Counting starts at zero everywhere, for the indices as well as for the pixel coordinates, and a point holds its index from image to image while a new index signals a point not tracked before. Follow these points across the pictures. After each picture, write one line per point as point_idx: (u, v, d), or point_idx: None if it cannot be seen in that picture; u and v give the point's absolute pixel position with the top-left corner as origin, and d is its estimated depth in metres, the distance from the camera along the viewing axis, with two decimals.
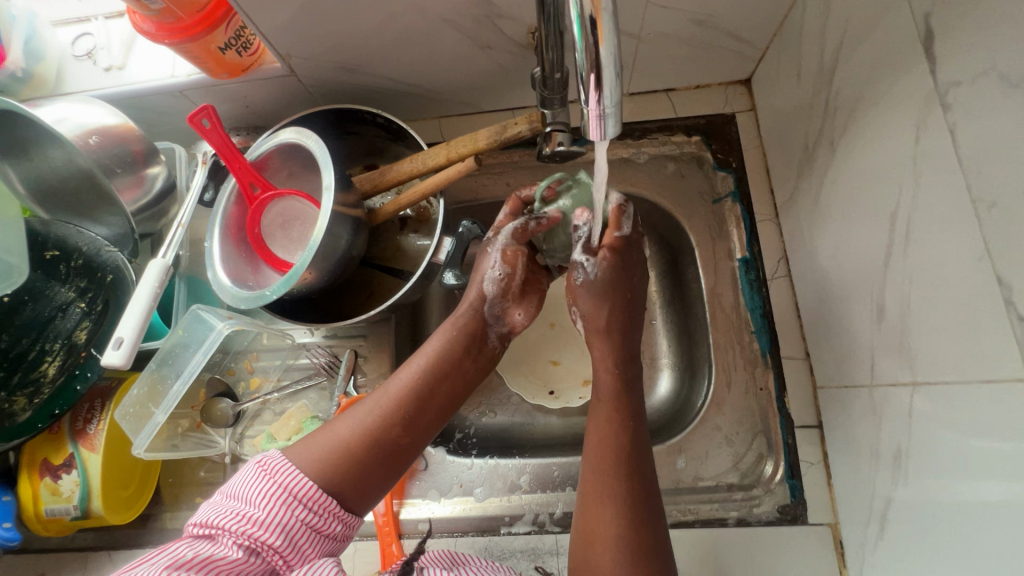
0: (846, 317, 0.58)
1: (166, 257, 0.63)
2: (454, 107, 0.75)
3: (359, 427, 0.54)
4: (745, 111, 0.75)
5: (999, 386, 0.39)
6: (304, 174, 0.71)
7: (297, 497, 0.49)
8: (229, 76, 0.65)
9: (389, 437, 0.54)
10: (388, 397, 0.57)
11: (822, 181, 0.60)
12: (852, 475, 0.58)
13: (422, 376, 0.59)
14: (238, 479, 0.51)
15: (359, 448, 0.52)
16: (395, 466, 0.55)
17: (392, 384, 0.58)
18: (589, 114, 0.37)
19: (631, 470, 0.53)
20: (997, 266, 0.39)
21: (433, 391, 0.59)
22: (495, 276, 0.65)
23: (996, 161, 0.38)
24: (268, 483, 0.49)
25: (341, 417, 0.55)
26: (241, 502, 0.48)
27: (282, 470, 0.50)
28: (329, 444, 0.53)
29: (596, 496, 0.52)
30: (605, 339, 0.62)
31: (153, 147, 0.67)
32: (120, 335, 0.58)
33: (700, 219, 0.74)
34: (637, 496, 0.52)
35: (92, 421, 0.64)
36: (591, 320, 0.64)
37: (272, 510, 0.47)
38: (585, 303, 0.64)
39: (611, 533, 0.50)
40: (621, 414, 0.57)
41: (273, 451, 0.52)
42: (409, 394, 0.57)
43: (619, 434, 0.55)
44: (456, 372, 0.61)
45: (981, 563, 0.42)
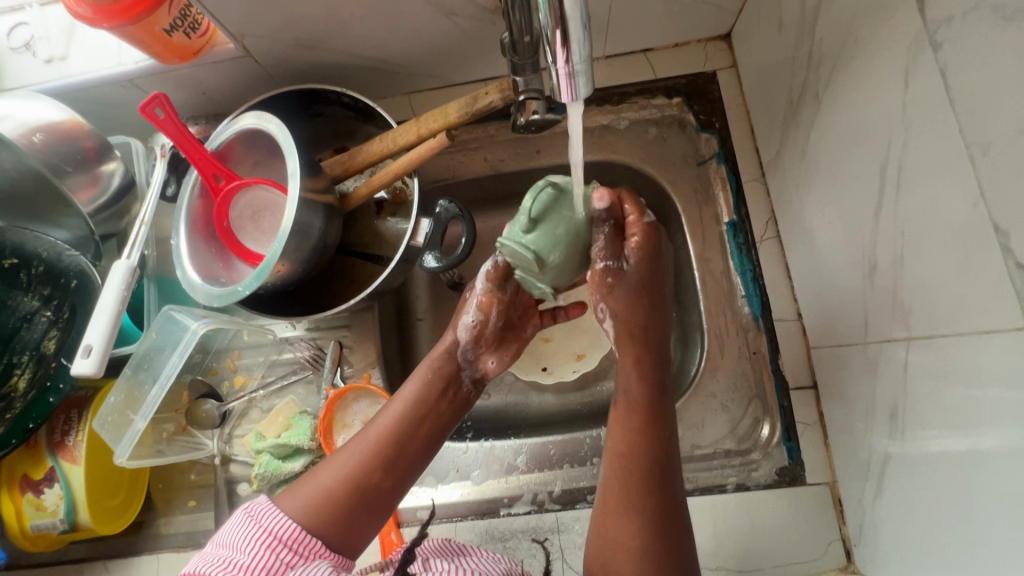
0: (838, 275, 0.56)
1: (130, 258, 0.59)
2: (423, 81, 0.72)
3: (342, 472, 0.54)
4: (726, 67, 0.72)
5: (996, 336, 0.38)
6: (270, 161, 0.67)
7: (283, 541, 0.48)
8: (180, 60, 0.61)
9: (372, 480, 0.55)
10: (370, 442, 0.56)
11: (808, 137, 0.58)
12: (849, 433, 0.58)
13: (404, 416, 0.58)
14: (225, 528, 0.49)
15: (344, 494, 0.53)
16: (381, 509, 0.55)
17: (372, 428, 0.58)
18: (558, 74, 0.35)
19: (657, 470, 0.52)
20: (993, 212, 0.37)
21: (413, 433, 0.58)
22: (469, 322, 0.63)
23: (992, 101, 0.36)
24: (255, 528, 0.48)
25: (325, 466, 0.55)
26: (229, 549, 0.47)
27: (267, 514, 0.49)
28: (316, 492, 0.53)
29: (618, 503, 0.51)
30: (634, 342, 0.59)
31: (105, 143, 0.63)
32: (89, 343, 0.55)
33: (685, 184, 0.72)
34: (660, 493, 0.51)
35: (70, 432, 0.62)
36: (625, 318, 0.60)
37: (258, 554, 0.46)
38: (615, 301, 0.60)
39: (634, 543, 0.49)
40: (652, 420, 0.55)
41: (261, 498, 0.52)
42: (390, 436, 0.57)
43: (651, 440, 0.54)
44: (438, 410, 0.60)
45: (980, 514, 0.41)
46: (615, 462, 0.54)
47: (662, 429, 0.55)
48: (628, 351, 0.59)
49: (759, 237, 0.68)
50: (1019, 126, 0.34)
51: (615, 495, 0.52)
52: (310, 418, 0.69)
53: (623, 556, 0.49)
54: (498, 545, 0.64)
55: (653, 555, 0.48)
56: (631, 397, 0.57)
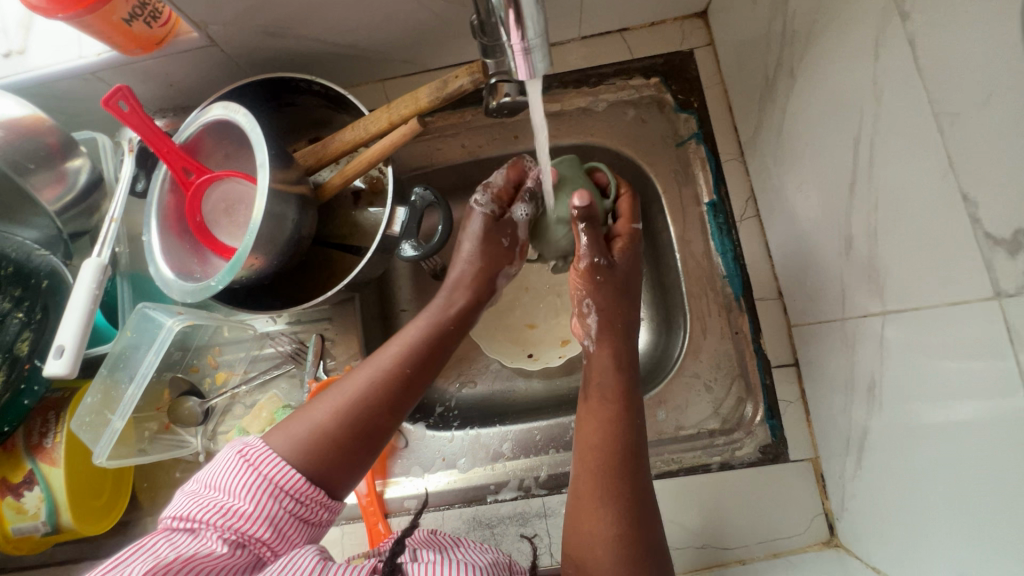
0: (816, 252, 0.56)
1: (102, 256, 0.58)
2: (396, 67, 0.70)
3: (340, 413, 0.51)
4: (703, 46, 0.71)
5: (968, 307, 0.38)
6: (241, 153, 0.66)
7: (285, 489, 0.47)
8: (143, 51, 0.59)
9: (374, 418, 0.52)
10: (369, 384, 0.53)
11: (784, 113, 0.58)
12: (829, 409, 0.58)
13: (404, 360, 0.55)
14: (217, 467, 0.48)
15: (342, 435, 0.50)
16: (376, 448, 0.53)
17: (369, 369, 0.54)
18: (514, 51, 0.36)
19: (631, 460, 0.52)
20: (961, 182, 0.37)
21: (414, 376, 0.55)
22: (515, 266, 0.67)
23: (959, 70, 0.36)
24: (253, 475, 0.46)
25: (319, 400, 0.53)
26: (223, 494, 0.46)
27: (265, 461, 0.48)
28: (312, 429, 0.50)
29: (594, 492, 0.51)
30: (609, 342, 0.59)
31: (70, 139, 0.61)
32: (61, 344, 0.55)
33: (665, 165, 0.72)
34: (632, 481, 0.51)
35: (48, 434, 0.61)
36: (602, 320, 0.60)
37: (260, 504, 0.45)
38: (600, 297, 0.61)
39: (608, 533, 0.49)
40: (626, 415, 0.54)
41: (254, 438, 0.50)
42: (393, 376, 0.54)
43: (624, 434, 0.53)
44: (439, 353, 0.58)
45: (956, 481, 0.42)
46: (596, 459, 0.52)
47: (635, 422, 0.54)
48: (608, 355, 0.58)
49: (739, 216, 0.68)
50: (985, 94, 0.34)
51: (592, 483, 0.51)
52: (293, 412, 0.69)
53: (599, 547, 0.48)
54: (486, 532, 0.64)
55: (627, 546, 0.48)
56: (603, 393, 0.56)
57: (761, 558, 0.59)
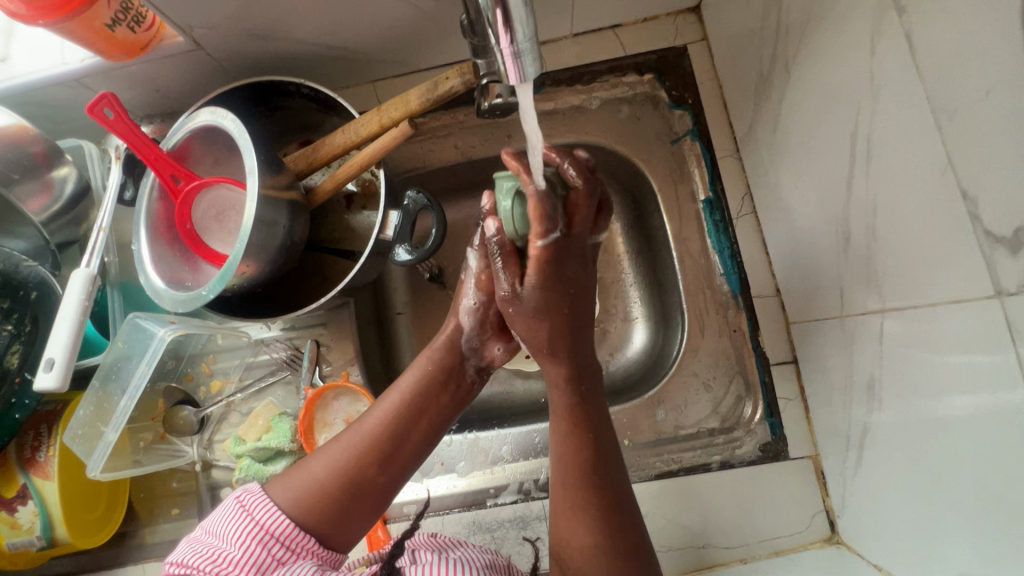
0: (813, 249, 0.56)
1: (90, 266, 0.57)
2: (386, 68, 0.69)
3: (335, 465, 0.52)
4: (696, 41, 0.70)
5: (967, 305, 0.38)
6: (230, 158, 0.65)
7: (274, 535, 0.47)
8: (127, 56, 0.58)
9: (364, 473, 0.53)
10: (366, 435, 0.54)
11: (780, 108, 0.57)
12: (829, 406, 0.58)
13: (402, 410, 0.56)
14: (217, 515, 0.50)
15: (336, 487, 0.51)
16: (374, 504, 0.53)
17: (366, 421, 0.55)
18: (504, 55, 0.35)
19: (602, 459, 0.51)
20: (960, 179, 0.36)
21: (412, 427, 0.56)
22: (471, 306, 0.60)
23: (957, 64, 0.35)
24: (246, 521, 0.48)
25: (317, 457, 0.54)
26: (218, 540, 0.47)
27: (259, 506, 0.49)
28: (306, 487, 0.51)
29: (565, 505, 0.50)
30: (555, 358, 0.54)
31: (55, 147, 0.60)
32: (51, 356, 0.54)
33: (660, 162, 0.71)
34: (603, 484, 0.50)
35: (40, 448, 0.60)
36: (530, 342, 0.55)
37: (248, 548, 0.46)
38: (521, 326, 0.54)
39: (584, 540, 0.48)
40: (581, 427, 0.52)
41: (254, 486, 0.52)
42: (390, 426, 0.55)
43: (586, 446, 0.51)
44: (438, 399, 0.58)
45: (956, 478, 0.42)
46: (561, 478, 0.51)
47: (591, 434, 0.52)
48: (559, 366, 0.54)
49: (735, 213, 0.67)
50: (984, 90, 0.34)
51: (562, 498, 0.50)
52: (290, 419, 0.68)
53: (576, 557, 0.48)
54: (486, 536, 0.64)
55: (609, 556, 0.47)
56: (557, 408, 0.54)
57: (763, 556, 0.59)
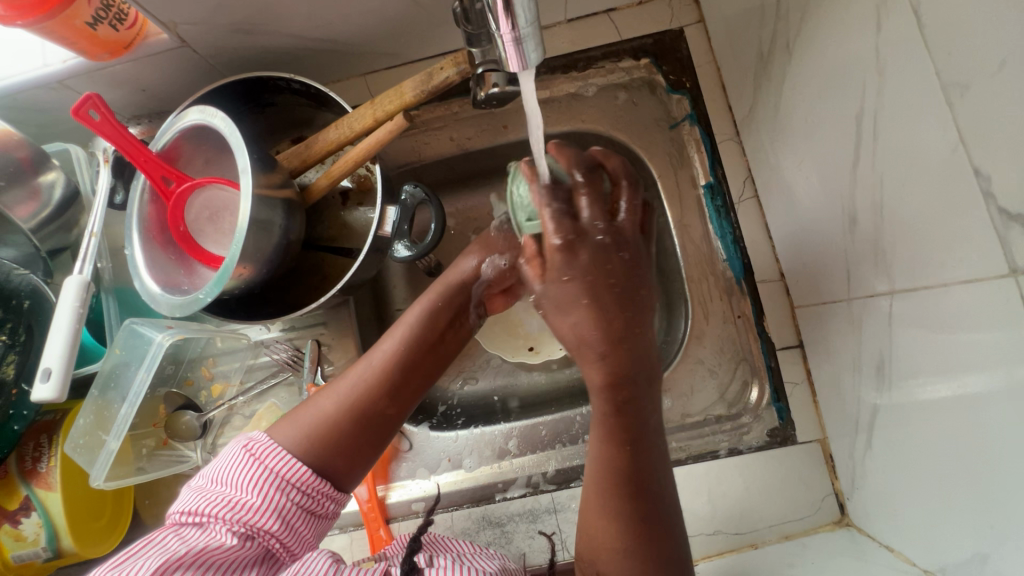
0: (820, 230, 0.55)
1: (83, 272, 0.56)
2: (377, 60, 0.68)
3: (341, 402, 0.52)
4: (693, 23, 0.68)
5: (980, 284, 0.39)
6: (221, 158, 0.63)
7: (292, 480, 0.47)
8: (111, 56, 0.56)
9: (372, 407, 0.53)
10: (372, 371, 0.54)
11: (782, 89, 0.56)
12: (837, 389, 0.57)
13: (403, 348, 0.56)
14: (221, 462, 0.48)
15: (346, 424, 0.51)
16: (378, 439, 0.53)
17: (372, 358, 0.55)
18: (505, 41, 0.35)
19: (635, 481, 0.49)
20: (972, 157, 0.37)
21: (415, 363, 0.56)
22: (498, 263, 0.59)
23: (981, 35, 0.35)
24: (258, 469, 0.47)
25: (322, 394, 0.53)
26: (228, 488, 0.47)
27: (271, 455, 0.48)
28: (313, 423, 0.50)
29: (596, 501, 0.50)
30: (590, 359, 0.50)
31: (41, 152, 0.59)
32: (48, 366, 0.53)
33: (659, 149, 0.70)
34: (635, 502, 0.48)
35: (42, 458, 0.59)
36: (571, 343, 0.51)
37: (267, 496, 0.46)
38: (562, 328, 0.51)
39: (619, 544, 0.48)
40: (613, 438, 0.49)
41: (259, 433, 0.50)
42: (394, 364, 0.55)
43: (613, 457, 0.49)
44: (437, 338, 0.59)
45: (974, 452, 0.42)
46: (598, 476, 0.50)
47: (622, 448, 0.49)
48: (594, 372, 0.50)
49: (737, 198, 0.66)
50: (998, 61, 0.34)
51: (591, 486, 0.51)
52: None
53: (608, 554, 0.48)
54: (496, 530, 0.63)
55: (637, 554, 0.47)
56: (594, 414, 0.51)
57: (774, 540, 0.59)
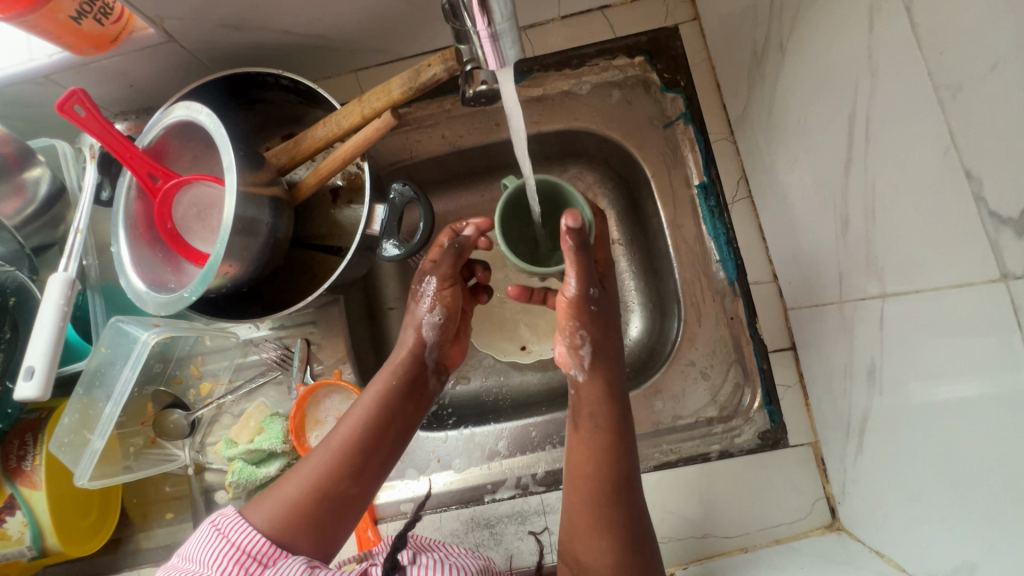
0: (813, 232, 0.54)
1: (68, 270, 0.56)
2: (368, 56, 0.67)
3: (306, 481, 0.51)
4: (688, 21, 0.67)
5: (972, 289, 0.38)
6: (209, 155, 0.63)
7: (252, 555, 0.44)
8: (97, 49, 0.55)
9: (337, 486, 0.51)
10: (334, 451, 0.53)
11: (775, 91, 0.56)
12: (828, 392, 0.57)
13: (365, 425, 0.55)
14: (190, 542, 0.45)
15: (310, 499, 0.50)
16: (346, 517, 0.51)
17: (336, 434, 0.54)
18: (481, 38, 0.36)
19: (623, 489, 0.52)
20: (964, 158, 0.37)
21: (381, 435, 0.55)
22: (434, 321, 0.63)
23: (976, 39, 0.35)
24: (222, 542, 0.44)
25: (289, 476, 0.52)
26: (194, 566, 0.43)
27: (236, 527, 0.45)
28: (278, 503, 0.49)
29: (591, 529, 0.51)
30: (603, 361, 0.58)
31: (26, 148, 0.59)
32: (30, 364, 0.52)
33: (652, 147, 0.68)
34: (625, 504, 0.51)
35: (26, 457, 0.59)
36: (596, 346, 0.58)
37: (226, 571, 0.42)
38: (594, 328, 0.59)
39: (607, 564, 0.49)
40: (618, 439, 0.54)
41: (229, 510, 0.48)
42: (357, 441, 0.54)
43: (610, 455, 0.53)
44: (401, 411, 0.58)
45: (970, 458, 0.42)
46: (586, 486, 0.53)
47: (627, 446, 0.54)
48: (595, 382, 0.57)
49: (731, 198, 0.65)
50: (989, 64, 0.34)
51: (585, 491, 0.53)
52: (282, 419, 0.66)
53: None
54: (485, 532, 0.63)
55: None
56: (597, 426, 0.55)
57: (765, 545, 0.58)
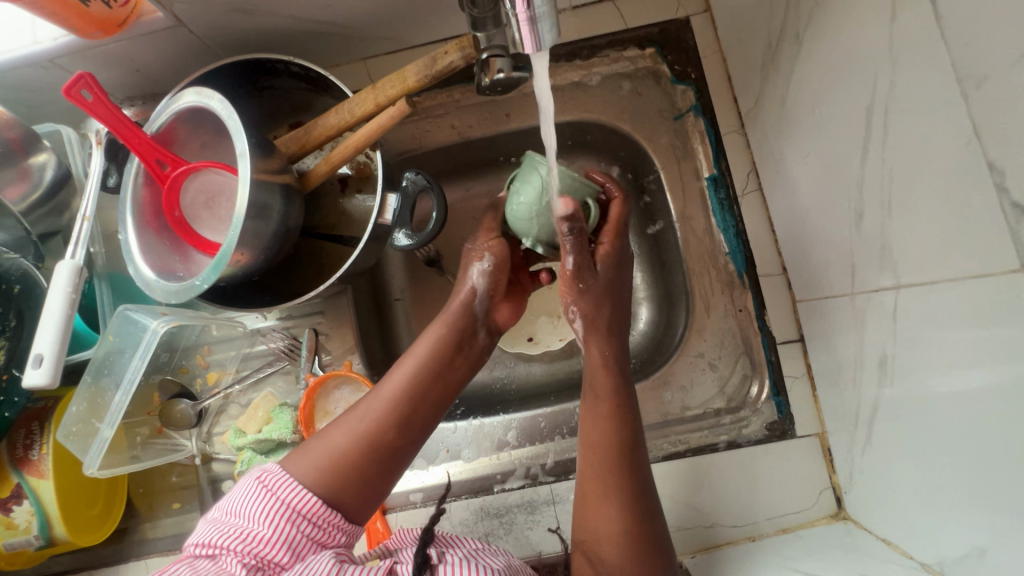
0: (827, 224, 0.55)
1: (76, 257, 0.55)
2: (378, 44, 0.67)
3: (355, 431, 0.52)
4: (700, 13, 0.66)
5: (988, 279, 0.41)
6: (218, 142, 0.62)
7: (303, 514, 0.46)
8: (104, 33, 0.54)
9: (385, 437, 0.52)
10: (380, 407, 0.53)
11: (790, 83, 0.56)
12: (834, 383, 0.57)
13: (412, 385, 0.55)
14: (236, 495, 0.47)
15: (357, 455, 0.50)
16: (393, 470, 0.53)
17: (384, 388, 0.55)
18: (519, 20, 0.36)
19: (633, 462, 0.53)
20: (986, 150, 0.40)
21: (427, 390, 0.56)
22: (484, 269, 0.62)
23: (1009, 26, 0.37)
24: (270, 500, 0.46)
25: (336, 424, 0.53)
26: (242, 520, 0.45)
27: (282, 485, 0.47)
28: (326, 453, 0.50)
29: (598, 496, 0.52)
30: (597, 333, 0.61)
31: (32, 133, 0.58)
32: (39, 353, 0.51)
33: (662, 140, 0.68)
34: (634, 477, 0.52)
35: (33, 446, 0.58)
36: (587, 319, 0.62)
37: (278, 528, 0.44)
38: (586, 302, 0.61)
39: (612, 528, 0.50)
40: (616, 412, 0.55)
41: (271, 464, 0.49)
42: (404, 395, 0.55)
43: (618, 432, 0.54)
44: (451, 366, 0.58)
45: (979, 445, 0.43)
46: (594, 463, 0.53)
47: (629, 421, 0.55)
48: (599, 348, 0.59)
49: (741, 190, 0.65)
50: (1014, 56, 0.37)
51: (598, 494, 0.52)
52: (291, 411, 0.66)
53: (609, 545, 0.50)
54: (494, 522, 0.63)
55: (631, 545, 0.49)
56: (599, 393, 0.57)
57: (771, 534, 0.58)
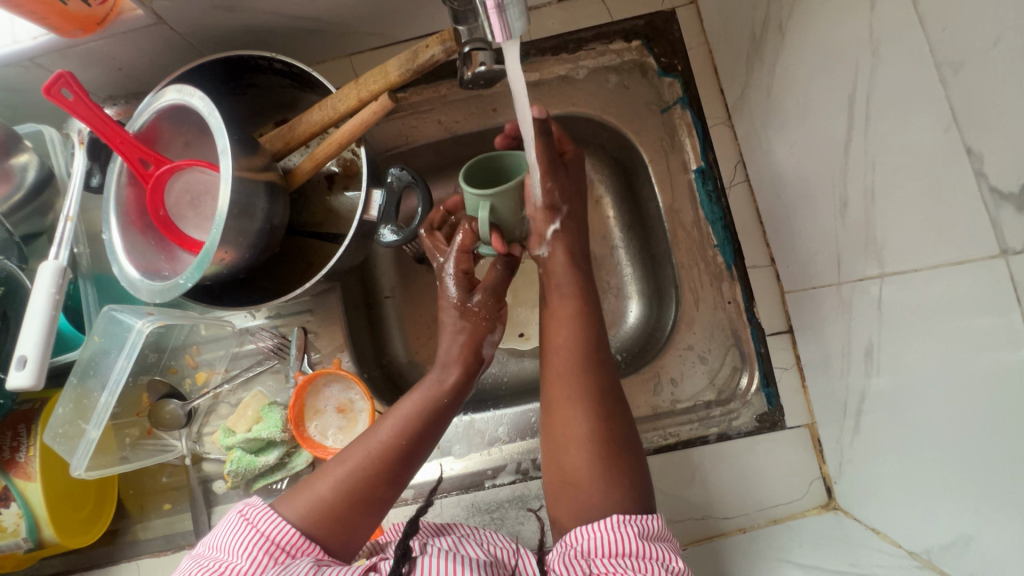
0: (814, 215, 0.55)
1: (59, 257, 0.54)
2: (362, 40, 0.66)
3: (341, 484, 0.49)
4: (685, 5, 0.66)
5: (968, 265, 0.45)
6: (202, 140, 0.62)
7: (282, 547, 0.45)
8: (83, 32, 0.53)
9: (373, 490, 0.50)
10: (371, 457, 0.51)
11: (774, 73, 0.56)
12: (822, 373, 0.57)
13: (404, 431, 0.53)
14: (219, 530, 0.47)
15: (341, 505, 0.48)
16: (379, 517, 0.50)
17: (374, 438, 0.52)
18: (488, 10, 0.35)
19: (597, 362, 0.54)
20: (965, 137, 0.44)
21: (419, 444, 0.53)
22: (493, 338, 0.63)
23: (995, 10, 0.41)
24: (251, 532, 0.45)
25: (320, 474, 0.50)
26: (224, 554, 0.45)
27: (264, 519, 0.46)
28: (311, 502, 0.48)
29: (563, 398, 0.52)
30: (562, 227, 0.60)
31: (13, 132, 0.58)
32: (24, 354, 0.51)
33: (649, 132, 0.68)
34: (600, 380, 0.53)
35: (20, 448, 0.58)
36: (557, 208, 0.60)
37: (256, 560, 0.44)
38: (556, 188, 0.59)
39: (578, 428, 0.51)
40: (580, 314, 0.56)
41: (255, 497, 0.48)
42: (396, 449, 0.51)
43: (581, 332, 0.55)
44: (445, 417, 0.56)
45: None
46: (557, 356, 0.54)
47: (593, 325, 0.56)
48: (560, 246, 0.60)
49: (728, 181, 0.64)
50: (991, 42, 0.42)
51: (562, 394, 0.52)
52: (281, 409, 0.66)
53: (574, 448, 0.50)
54: (486, 517, 0.63)
55: (596, 448, 0.50)
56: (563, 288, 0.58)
57: (761, 525, 0.57)
